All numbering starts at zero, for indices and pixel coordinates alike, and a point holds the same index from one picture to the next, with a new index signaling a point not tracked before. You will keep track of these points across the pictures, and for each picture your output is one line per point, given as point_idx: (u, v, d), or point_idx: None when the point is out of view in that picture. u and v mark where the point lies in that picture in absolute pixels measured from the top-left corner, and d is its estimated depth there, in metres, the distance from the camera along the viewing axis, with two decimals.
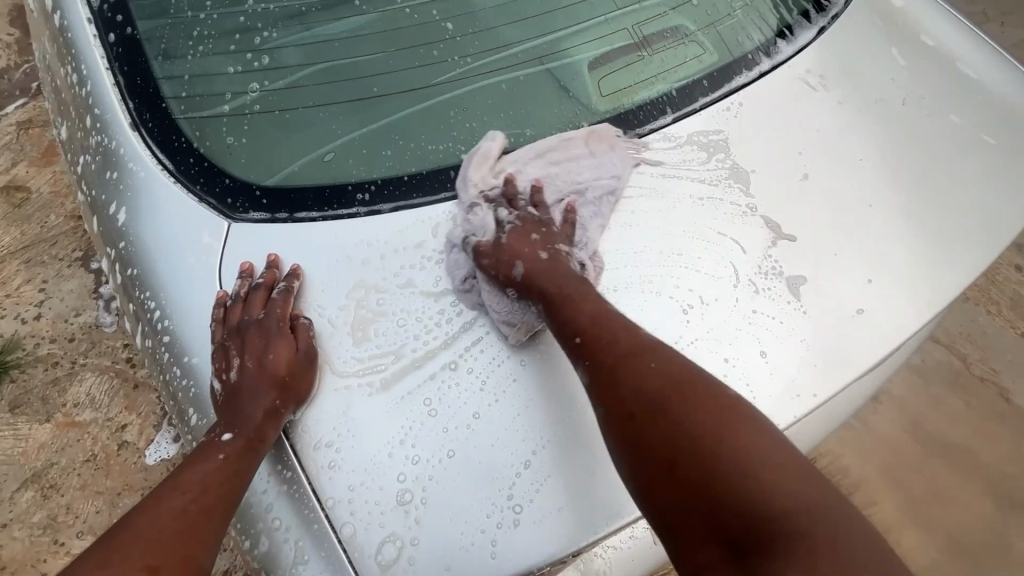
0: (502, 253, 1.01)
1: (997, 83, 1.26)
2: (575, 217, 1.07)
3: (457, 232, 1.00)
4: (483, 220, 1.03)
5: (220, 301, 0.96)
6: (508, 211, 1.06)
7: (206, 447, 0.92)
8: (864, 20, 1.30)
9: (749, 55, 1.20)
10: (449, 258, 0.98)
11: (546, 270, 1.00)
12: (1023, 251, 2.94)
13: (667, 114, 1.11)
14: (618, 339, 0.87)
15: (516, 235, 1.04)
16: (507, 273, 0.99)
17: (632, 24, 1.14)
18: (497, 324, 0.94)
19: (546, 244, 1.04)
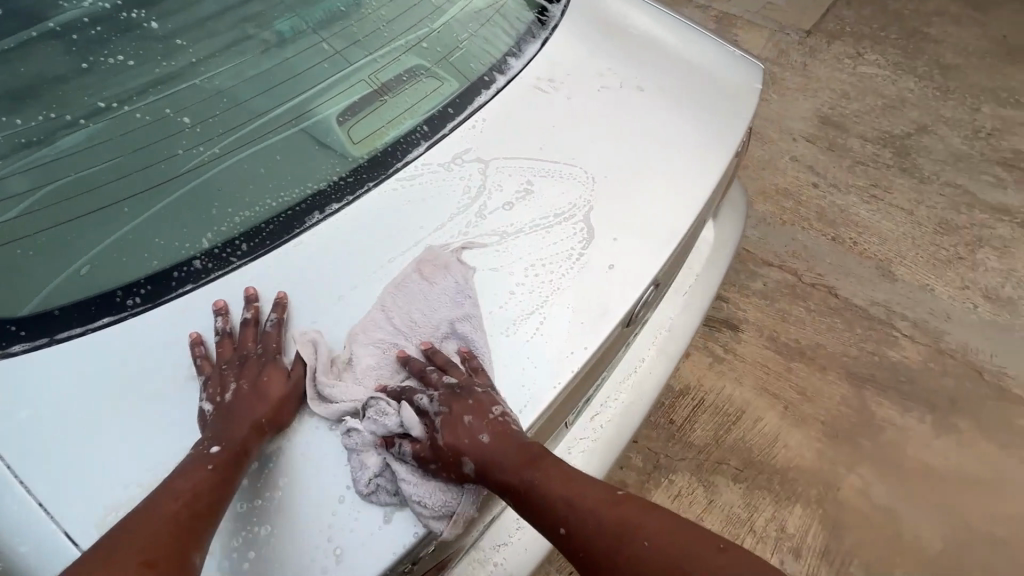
0: (439, 453, 0.96)
1: (689, 54, 1.55)
2: (476, 362, 1.03)
3: (360, 436, 0.93)
4: (399, 415, 0.96)
5: (195, 340, 0.98)
6: (426, 395, 1.01)
7: (190, 459, 0.90)
8: (580, 24, 1.53)
9: (484, 76, 1.37)
10: (356, 462, 0.92)
11: (494, 450, 0.95)
12: (812, 172, 3.50)
13: (421, 142, 1.23)
14: (602, 524, 0.91)
15: (448, 424, 0.98)
16: (458, 471, 0.96)
17: (368, 75, 1.26)
18: (427, 514, 0.92)
19: (482, 416, 0.98)
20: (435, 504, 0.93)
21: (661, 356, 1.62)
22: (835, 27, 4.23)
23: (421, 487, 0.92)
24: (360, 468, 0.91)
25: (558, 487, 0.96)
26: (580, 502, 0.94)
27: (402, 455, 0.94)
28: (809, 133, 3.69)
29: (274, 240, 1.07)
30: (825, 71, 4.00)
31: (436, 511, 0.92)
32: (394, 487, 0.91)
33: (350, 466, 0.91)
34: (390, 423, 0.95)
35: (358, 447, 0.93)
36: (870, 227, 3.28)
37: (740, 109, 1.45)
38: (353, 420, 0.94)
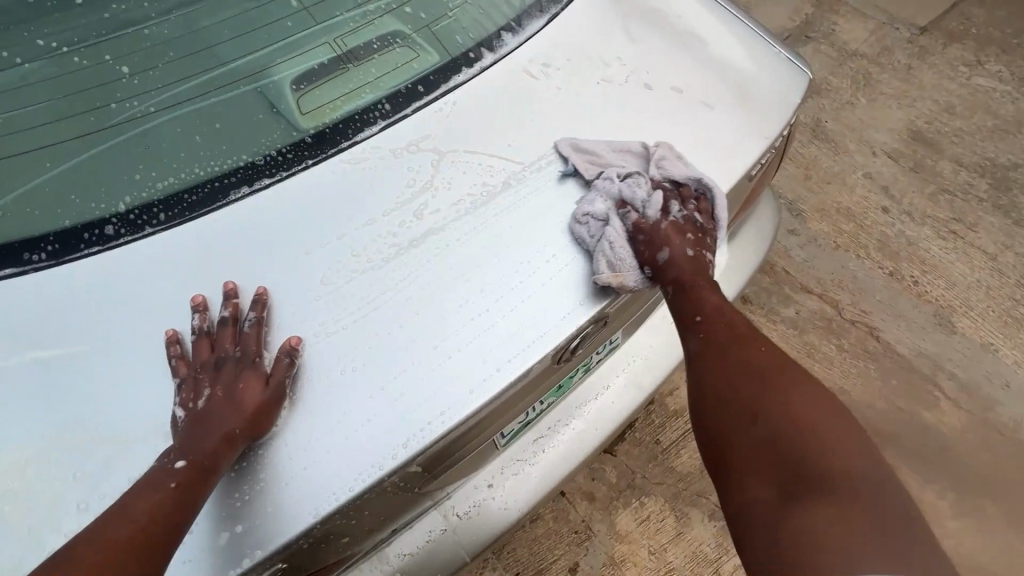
0: (655, 234, 1.14)
1: (723, 51, 1.35)
2: (706, 208, 1.18)
3: (608, 184, 1.10)
4: (649, 195, 1.15)
5: (173, 339, 0.92)
6: (677, 208, 1.17)
7: (152, 473, 0.84)
8: (594, 7, 1.36)
9: (469, 53, 1.23)
10: (587, 197, 1.08)
11: (687, 263, 1.15)
12: (886, 194, 3.08)
13: (377, 122, 1.11)
14: (732, 323, 1.12)
15: (676, 227, 1.15)
16: (654, 255, 1.13)
17: (334, 38, 1.15)
18: (598, 260, 1.01)
19: (694, 245, 1.17)
20: (615, 256, 1.01)
21: (630, 386, 1.47)
22: (958, 26, 3.63)
23: (618, 242, 1.02)
24: (589, 203, 1.07)
25: (711, 298, 1.14)
26: (721, 316, 1.13)
27: (625, 218, 1.14)
28: (893, 148, 3.23)
29: (190, 210, 0.99)
30: (931, 77, 3.45)
31: (609, 259, 1.01)
32: (592, 232, 1.04)
33: (578, 202, 1.07)
34: (637, 194, 1.16)
35: (603, 190, 1.09)
36: (938, 266, 2.87)
37: (763, 127, 1.24)
38: (613, 174, 1.11)
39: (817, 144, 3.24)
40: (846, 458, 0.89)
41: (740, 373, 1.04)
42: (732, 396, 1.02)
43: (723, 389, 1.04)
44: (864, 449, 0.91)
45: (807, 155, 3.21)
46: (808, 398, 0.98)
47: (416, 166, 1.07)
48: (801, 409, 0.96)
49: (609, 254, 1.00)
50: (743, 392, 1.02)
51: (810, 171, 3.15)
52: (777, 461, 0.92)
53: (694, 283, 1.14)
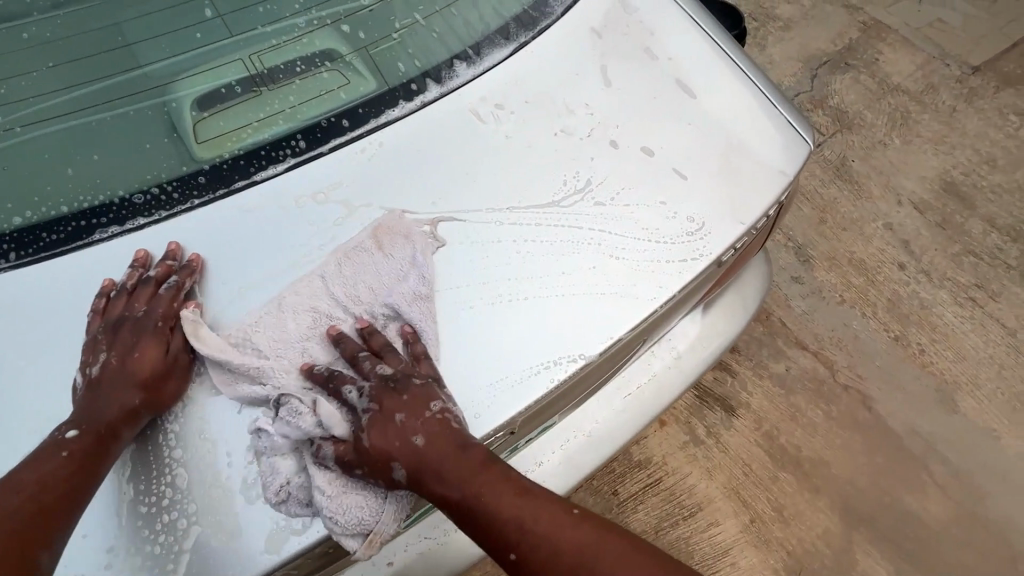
0: (372, 456, 0.83)
1: (711, 106, 1.16)
2: (420, 347, 0.88)
3: (270, 439, 0.81)
4: (319, 416, 0.82)
5: (103, 291, 0.88)
6: (353, 391, 0.86)
7: (47, 442, 0.80)
8: (568, 40, 1.18)
9: (410, 84, 1.06)
10: (267, 452, 0.80)
11: (440, 453, 0.83)
12: (907, 248, 2.75)
13: (285, 159, 0.96)
14: (557, 543, 0.80)
15: (376, 425, 0.85)
16: (388, 477, 0.83)
17: (249, 55, 1.00)
18: (345, 535, 0.81)
19: (417, 415, 0.85)
20: (350, 522, 0.82)
21: (565, 466, 1.29)
22: (1014, 70, 3.27)
23: (337, 502, 0.81)
24: (273, 472, 0.79)
25: (505, 501, 0.83)
26: (527, 524, 0.82)
27: (317, 462, 0.82)
28: (922, 199, 2.89)
29: (43, 249, 0.87)
30: (976, 123, 3.12)
31: (351, 529, 0.82)
32: (303, 498, 0.80)
33: (260, 464, 0.80)
34: (305, 424, 0.82)
35: (270, 450, 0.80)
36: (950, 336, 2.55)
37: (742, 207, 1.05)
38: (262, 421, 0.81)
39: (838, 184, 2.92)
40: None
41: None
42: None
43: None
44: None
45: (825, 195, 2.90)
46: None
47: (325, 217, 0.94)
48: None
49: (337, 523, 0.80)
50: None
51: (827, 213, 2.85)
52: None
53: (484, 493, 0.83)
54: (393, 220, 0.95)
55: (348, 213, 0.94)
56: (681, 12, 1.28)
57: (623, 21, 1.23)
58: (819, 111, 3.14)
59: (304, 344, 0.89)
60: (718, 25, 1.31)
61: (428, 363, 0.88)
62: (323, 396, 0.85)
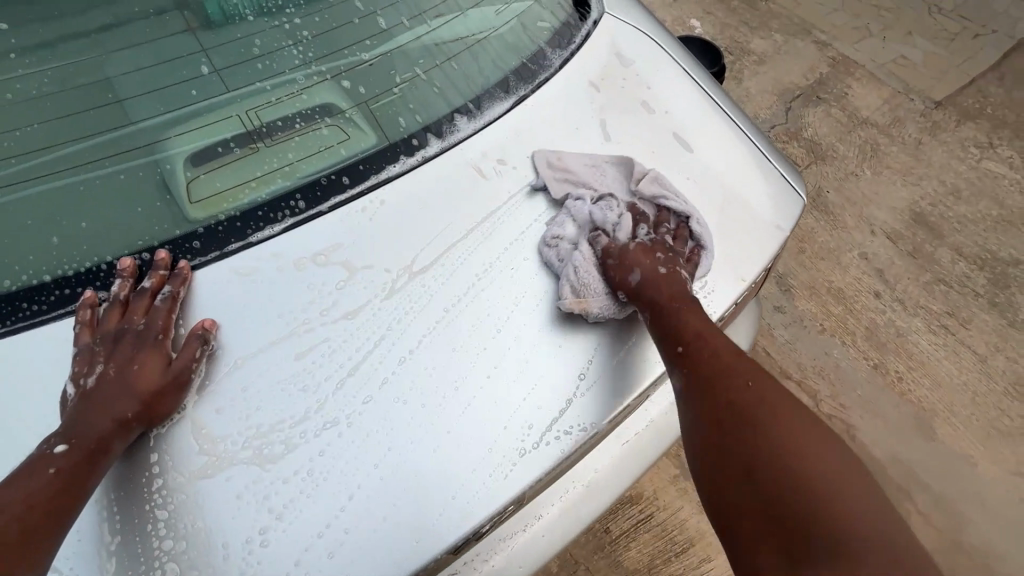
0: (622, 257, 1.01)
1: (708, 160, 1.18)
2: (696, 256, 1.04)
3: (580, 207, 1.04)
4: (617, 217, 1.06)
5: (88, 302, 0.85)
6: (646, 231, 1.06)
7: (31, 460, 0.76)
8: (566, 93, 1.19)
9: (411, 140, 1.05)
10: (562, 216, 1.04)
11: (662, 281, 0.98)
12: (882, 276, 2.80)
13: (284, 219, 0.94)
14: (718, 357, 0.93)
15: (642, 249, 1.02)
16: (622, 277, 0.98)
17: (246, 110, 0.97)
18: (563, 287, 0.94)
19: (670, 264, 1.01)
20: (580, 282, 0.94)
21: None
22: (973, 105, 3.39)
23: (585, 266, 0.96)
24: (559, 226, 1.02)
25: (694, 324, 0.95)
26: (709, 339, 0.94)
27: (593, 242, 1.03)
28: (893, 230, 2.95)
29: (21, 320, 0.82)
30: (941, 155, 3.21)
31: (576, 283, 0.94)
32: (563, 256, 0.98)
33: (550, 223, 1.03)
34: (608, 217, 1.06)
35: (573, 212, 1.04)
36: (925, 363, 2.56)
37: (741, 265, 1.07)
38: (586, 196, 1.05)
39: (814, 215, 2.99)
40: (879, 555, 0.71)
41: (734, 404, 0.88)
42: (724, 455, 0.85)
43: (711, 422, 0.88)
44: (890, 526, 0.75)
45: (803, 226, 2.97)
46: (814, 438, 0.83)
47: (333, 277, 0.91)
48: (803, 440, 0.82)
49: (573, 279, 0.94)
50: (738, 420, 0.86)
51: (805, 243, 2.90)
52: (780, 544, 0.76)
53: (686, 310, 0.96)
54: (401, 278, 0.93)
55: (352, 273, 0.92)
56: (675, 66, 1.31)
57: (620, 74, 1.25)
58: (793, 142, 3.23)
59: (304, 416, 0.80)
60: (710, 78, 1.34)
61: (693, 267, 1.03)
62: (624, 214, 1.07)
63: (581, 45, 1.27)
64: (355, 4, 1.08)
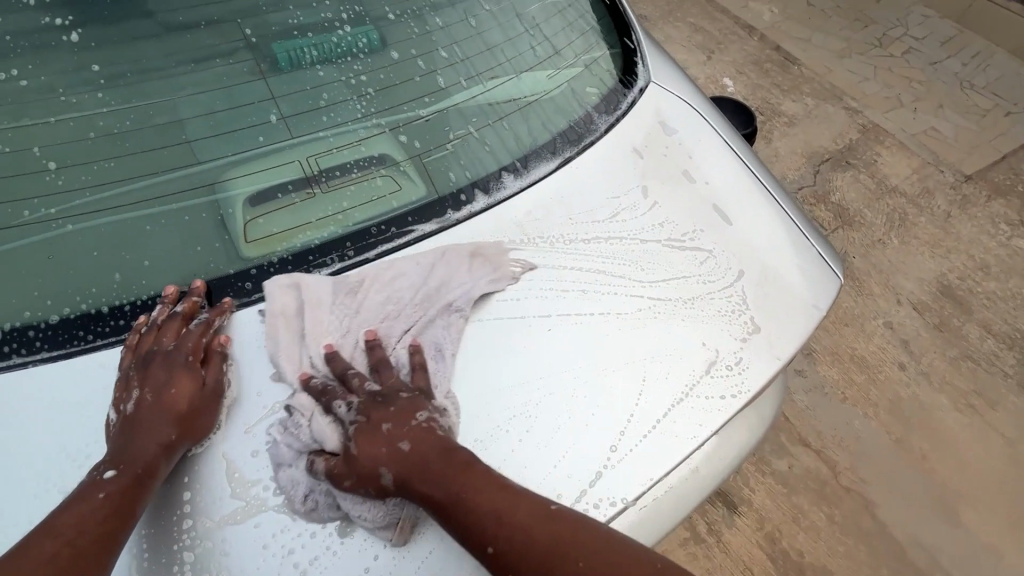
0: (357, 467, 0.81)
1: (745, 232, 1.19)
2: (421, 359, 0.92)
3: (275, 442, 0.83)
4: (314, 424, 0.85)
5: (138, 327, 0.87)
6: (344, 403, 0.87)
7: (81, 486, 0.77)
8: (609, 158, 1.22)
9: (460, 195, 1.09)
10: (281, 466, 0.82)
11: (419, 462, 0.82)
12: (908, 348, 2.73)
13: (332, 265, 0.97)
14: (532, 541, 0.77)
15: (365, 436, 0.84)
16: (377, 486, 0.80)
17: (305, 157, 1.01)
18: (373, 530, 0.79)
19: (405, 426, 0.85)
20: (377, 517, 0.80)
21: None
22: (1004, 181, 3.39)
23: (358, 510, 0.80)
24: (291, 484, 0.80)
25: (489, 495, 0.79)
26: (511, 521, 0.78)
27: (316, 468, 0.81)
28: (920, 300, 2.90)
29: (76, 346, 0.85)
30: (970, 229, 3.19)
31: (379, 523, 0.80)
32: (323, 506, 0.80)
33: (273, 473, 0.81)
34: (301, 434, 0.84)
35: (282, 460, 0.82)
36: (950, 442, 2.47)
37: (778, 341, 1.06)
38: (272, 425, 0.85)
39: None
40: None
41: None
42: None
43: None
44: None
45: None
46: None
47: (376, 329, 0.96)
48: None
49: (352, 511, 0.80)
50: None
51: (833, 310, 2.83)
52: None
53: (465, 496, 0.79)
54: (441, 331, 0.97)
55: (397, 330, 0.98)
56: (716, 137, 1.34)
57: (663, 142, 1.29)
58: (821, 205, 3.23)
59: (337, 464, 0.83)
60: (750, 151, 1.37)
61: (424, 376, 0.91)
62: (311, 404, 0.87)
63: (627, 111, 1.31)
64: (418, 62, 1.13)
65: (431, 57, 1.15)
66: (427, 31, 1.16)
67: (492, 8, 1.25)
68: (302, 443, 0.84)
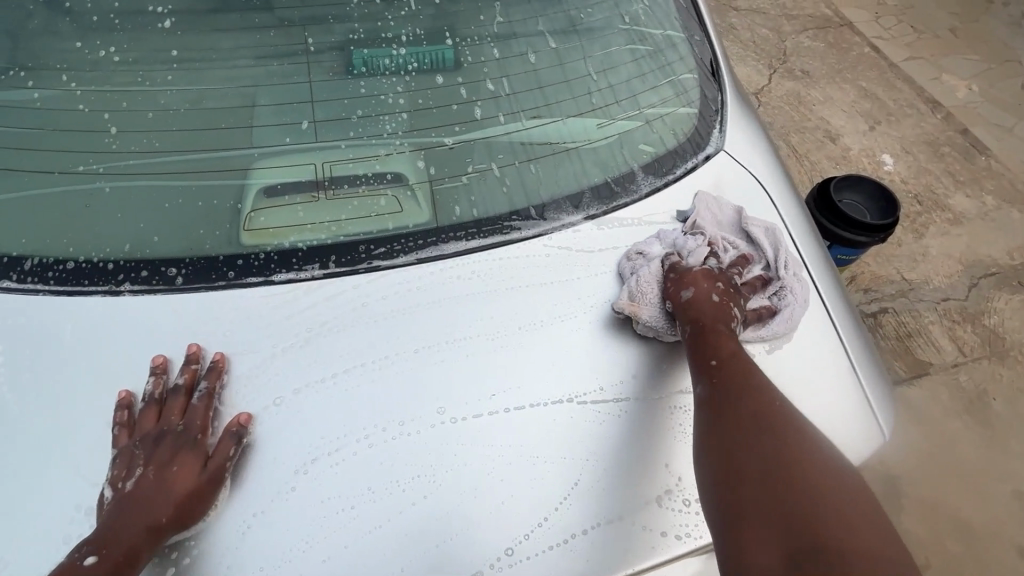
0: (683, 275, 1.02)
1: (776, 347, 1.01)
2: (762, 316, 1.01)
3: (673, 233, 1.09)
4: (697, 246, 1.06)
5: (125, 403, 0.88)
6: (716, 264, 1.06)
7: (60, 569, 0.72)
8: (638, 229, 1.11)
9: (459, 230, 1.05)
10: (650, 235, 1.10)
11: (713, 312, 0.96)
12: None
13: (311, 272, 0.99)
14: (752, 377, 0.88)
15: (705, 273, 1.01)
16: (675, 291, 0.99)
17: (321, 161, 1.04)
18: (630, 290, 1.01)
19: (726, 300, 0.98)
20: (636, 290, 1.00)
21: None
22: None
23: (649, 279, 1.02)
24: (647, 243, 1.08)
25: (736, 350, 0.92)
26: (750, 369, 0.90)
27: (665, 258, 1.05)
28: None
29: (78, 287, 0.95)
30: None
31: (650, 311, 0.98)
32: (636, 268, 1.05)
33: (635, 237, 1.10)
34: (689, 242, 1.07)
35: (663, 233, 1.10)
36: None
37: None
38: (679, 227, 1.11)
39: (965, 419, 2.17)
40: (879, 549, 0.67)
41: (757, 418, 0.82)
42: (736, 451, 0.79)
43: (739, 436, 0.81)
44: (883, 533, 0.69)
45: (945, 428, 2.15)
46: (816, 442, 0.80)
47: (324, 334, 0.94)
48: (831, 475, 0.75)
49: (634, 287, 1.01)
50: (762, 431, 0.80)
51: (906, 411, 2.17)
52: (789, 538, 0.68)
53: (726, 331, 0.94)
54: (388, 361, 0.92)
55: (343, 344, 0.93)
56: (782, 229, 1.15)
57: (711, 220, 1.13)
58: (967, 328, 2.42)
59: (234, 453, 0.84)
60: (820, 254, 1.15)
61: (755, 320, 1.01)
62: (702, 239, 1.08)
63: (680, 177, 1.18)
64: (461, 89, 1.12)
65: (476, 87, 1.13)
66: (481, 60, 1.14)
67: (559, 46, 1.20)
68: (671, 240, 1.08)
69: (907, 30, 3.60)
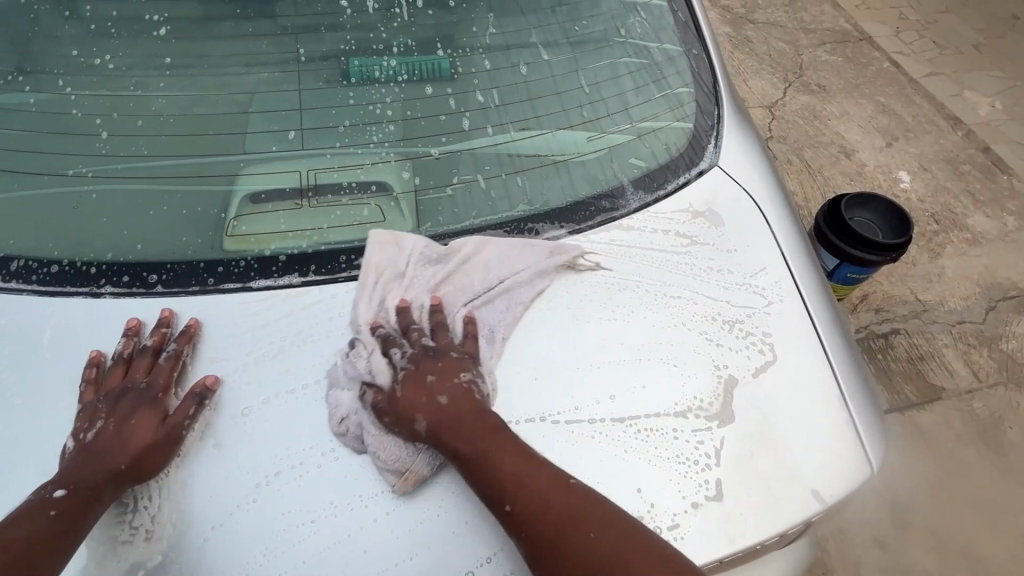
0: (397, 408, 0.88)
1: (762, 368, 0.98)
2: (473, 329, 0.98)
3: (338, 373, 0.91)
4: (370, 363, 0.92)
5: (94, 361, 0.91)
6: (401, 351, 0.93)
7: (30, 504, 0.79)
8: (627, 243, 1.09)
9: (442, 241, 1.05)
10: (336, 375, 0.91)
11: (452, 416, 0.86)
12: None
13: (290, 281, 0.99)
14: (549, 507, 0.79)
15: (410, 382, 0.90)
16: (409, 428, 0.86)
17: (306, 169, 1.04)
18: (383, 470, 0.83)
19: (448, 381, 0.90)
20: (389, 457, 0.84)
21: None
22: None
23: (382, 442, 0.85)
24: (332, 403, 0.88)
25: (511, 467, 0.81)
26: (530, 483, 0.80)
27: (363, 399, 0.89)
28: None
29: (59, 288, 0.96)
30: None
31: (389, 463, 0.83)
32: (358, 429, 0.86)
33: (325, 393, 0.90)
34: (360, 364, 0.92)
35: (340, 383, 0.90)
36: None
37: (742, 522, 0.85)
38: (342, 354, 0.93)
39: (977, 446, 2.09)
40: None
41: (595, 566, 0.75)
42: None
43: None
44: None
45: (956, 455, 2.07)
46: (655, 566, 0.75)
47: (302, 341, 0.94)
48: None
49: (381, 455, 0.84)
50: None
51: (914, 436, 2.09)
52: None
53: (491, 453, 0.82)
54: (366, 371, 0.91)
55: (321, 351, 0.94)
56: (775, 248, 1.13)
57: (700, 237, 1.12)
58: (982, 352, 2.33)
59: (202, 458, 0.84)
60: (813, 275, 1.12)
61: (472, 344, 0.96)
62: (379, 345, 0.94)
63: (670, 193, 1.16)
64: (450, 100, 1.11)
65: (466, 98, 1.12)
66: (472, 71, 1.14)
67: (552, 58, 1.19)
68: (347, 374, 0.91)
69: (929, 46, 3.53)
